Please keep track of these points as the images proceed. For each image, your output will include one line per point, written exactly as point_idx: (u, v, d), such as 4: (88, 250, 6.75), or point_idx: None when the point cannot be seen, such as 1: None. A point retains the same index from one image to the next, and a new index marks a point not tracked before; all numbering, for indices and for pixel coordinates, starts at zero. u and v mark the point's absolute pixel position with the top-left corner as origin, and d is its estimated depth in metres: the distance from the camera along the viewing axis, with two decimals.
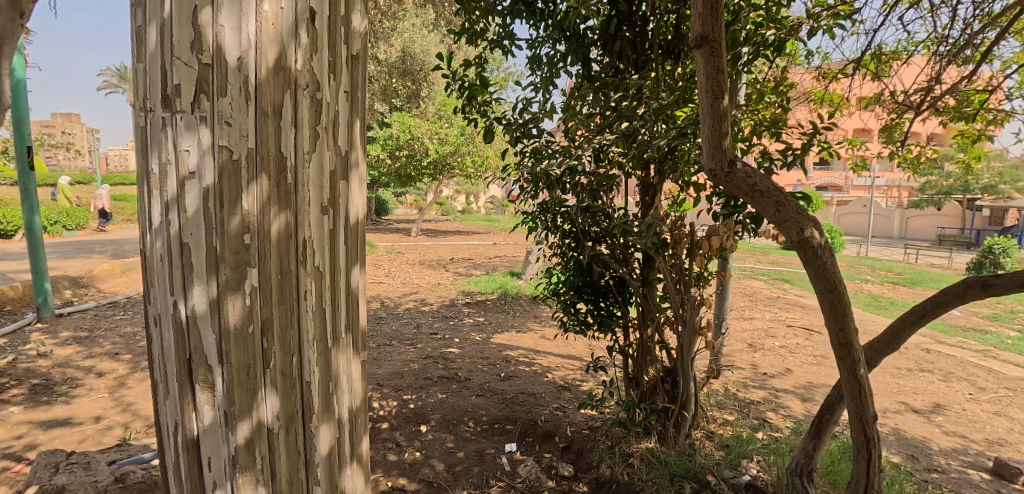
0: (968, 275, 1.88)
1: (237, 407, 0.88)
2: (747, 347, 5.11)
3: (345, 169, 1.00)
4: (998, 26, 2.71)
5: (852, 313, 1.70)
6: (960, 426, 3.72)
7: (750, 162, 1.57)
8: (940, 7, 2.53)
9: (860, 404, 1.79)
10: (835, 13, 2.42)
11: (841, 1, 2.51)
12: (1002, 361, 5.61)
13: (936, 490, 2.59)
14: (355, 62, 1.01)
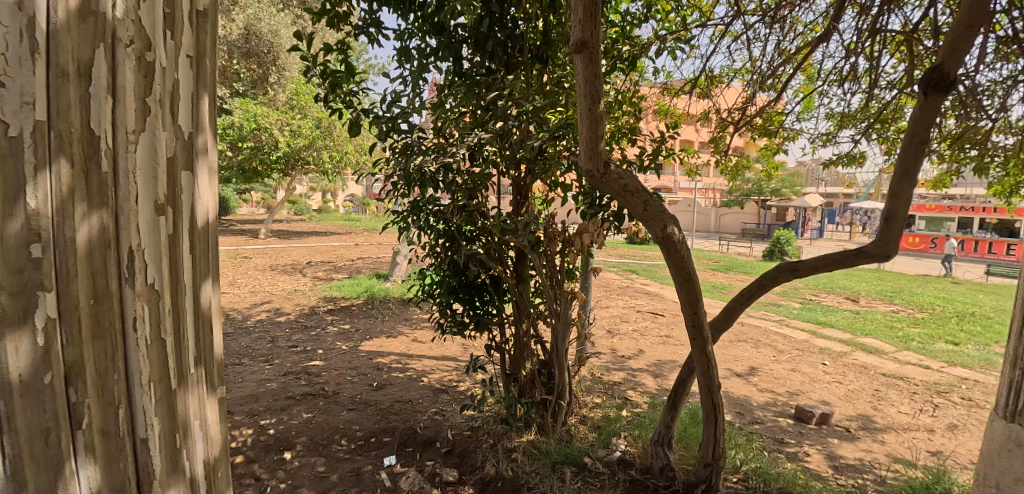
0: (780, 261, 2.22)
1: (31, 489, 0.67)
2: (606, 333, 5.55)
3: (189, 158, 0.85)
4: (793, 62, 3.31)
5: (703, 298, 1.91)
6: (770, 383, 4.48)
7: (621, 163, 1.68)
8: (755, 44, 3.00)
9: (708, 375, 2.02)
10: (676, 38, 2.76)
11: (682, 28, 2.84)
12: (794, 328, 6.91)
13: (759, 439, 3.07)
14: (199, 21, 0.86)
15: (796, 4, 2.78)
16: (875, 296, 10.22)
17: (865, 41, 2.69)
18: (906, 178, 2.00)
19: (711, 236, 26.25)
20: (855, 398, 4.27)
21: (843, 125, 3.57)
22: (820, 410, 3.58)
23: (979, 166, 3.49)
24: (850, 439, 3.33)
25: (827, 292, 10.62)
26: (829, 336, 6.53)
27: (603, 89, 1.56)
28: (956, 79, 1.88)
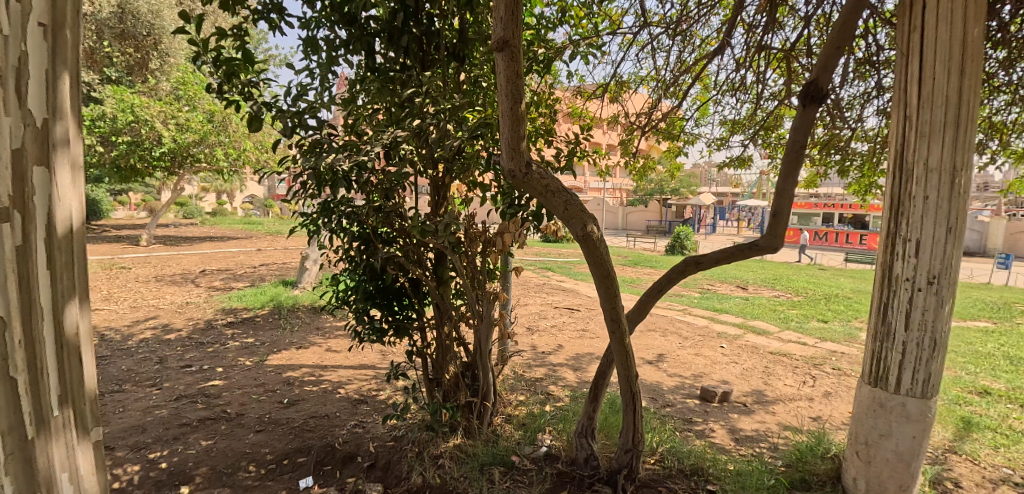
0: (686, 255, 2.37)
1: None
2: (526, 331, 5.62)
3: (46, 169, 0.79)
4: (692, 73, 3.57)
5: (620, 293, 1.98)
6: (678, 368, 4.79)
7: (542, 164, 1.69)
8: (658, 53, 3.21)
9: (626, 365, 2.09)
10: (588, 44, 2.88)
11: (593, 35, 2.96)
12: (695, 316, 7.47)
13: (671, 421, 3.27)
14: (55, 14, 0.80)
15: (694, 20, 2.99)
16: (761, 283, 11.36)
17: (753, 55, 2.97)
18: (788, 179, 2.21)
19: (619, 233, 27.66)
20: (749, 376, 4.69)
21: (734, 131, 3.91)
22: (722, 389, 3.89)
23: (842, 168, 3.99)
24: (747, 413, 3.64)
25: (721, 281, 11.63)
26: (726, 322, 7.14)
27: (524, 89, 1.58)
28: (828, 91, 2.11)
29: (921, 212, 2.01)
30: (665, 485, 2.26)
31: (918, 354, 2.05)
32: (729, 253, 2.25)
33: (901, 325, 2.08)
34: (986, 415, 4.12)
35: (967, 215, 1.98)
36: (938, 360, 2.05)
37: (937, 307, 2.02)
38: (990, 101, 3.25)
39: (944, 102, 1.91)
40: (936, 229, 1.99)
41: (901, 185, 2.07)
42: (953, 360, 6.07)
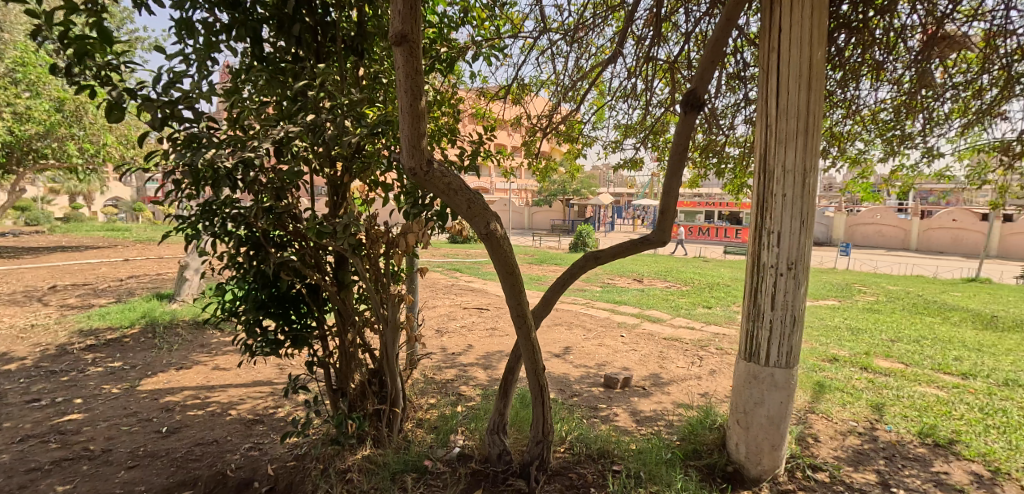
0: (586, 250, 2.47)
1: None
2: (435, 333, 5.54)
3: None
4: (590, 78, 3.75)
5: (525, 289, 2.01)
6: (583, 359, 5.01)
7: (444, 162, 1.68)
8: (557, 57, 3.35)
9: (533, 358, 2.13)
10: (491, 46, 2.92)
11: (495, 36, 3.01)
12: (597, 309, 7.87)
13: (578, 409, 3.41)
14: None
15: (590, 28, 3.15)
16: (654, 276, 12.25)
17: (643, 65, 3.19)
18: (673, 178, 2.39)
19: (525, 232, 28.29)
20: (647, 361, 5.04)
21: (627, 135, 4.18)
22: (623, 375, 4.13)
23: (719, 170, 4.44)
24: (646, 395, 3.91)
25: (620, 275, 12.36)
26: (625, 312, 7.61)
27: (424, 86, 1.56)
28: (705, 99, 2.32)
29: (781, 208, 2.28)
30: (575, 471, 2.35)
31: (781, 329, 2.33)
32: (624, 247, 2.39)
33: (767, 305, 2.35)
34: (836, 378, 4.81)
35: (816, 210, 2.28)
36: (797, 334, 2.35)
37: (795, 289, 2.31)
38: (831, 113, 3.80)
39: (797, 113, 2.22)
40: (793, 222, 2.27)
41: (765, 185, 2.34)
42: (811, 334, 7.00)
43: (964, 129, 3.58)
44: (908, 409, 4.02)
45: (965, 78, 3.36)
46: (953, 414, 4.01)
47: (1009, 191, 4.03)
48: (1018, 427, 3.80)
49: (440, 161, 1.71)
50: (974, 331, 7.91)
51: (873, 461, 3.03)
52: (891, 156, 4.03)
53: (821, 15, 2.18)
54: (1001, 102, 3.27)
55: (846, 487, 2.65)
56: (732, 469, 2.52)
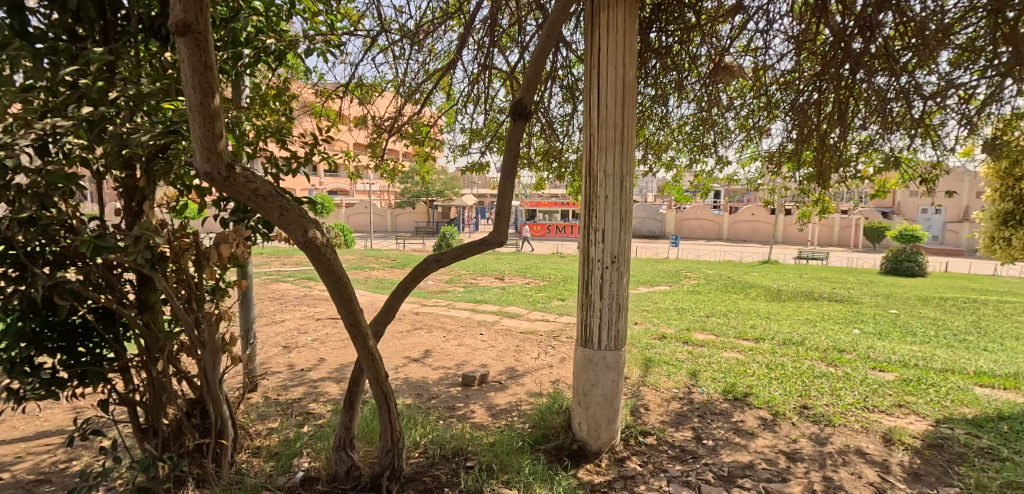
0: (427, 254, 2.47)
1: None
2: (282, 349, 5.08)
3: None
4: (436, 81, 3.76)
5: (356, 297, 1.94)
6: (442, 360, 5.01)
7: (249, 166, 1.58)
8: (400, 57, 3.30)
9: (374, 366, 2.07)
10: (326, 41, 2.76)
11: (331, 30, 2.86)
12: (458, 309, 7.94)
13: (435, 412, 3.41)
14: None
15: (430, 31, 3.14)
16: (514, 273, 12.75)
17: (482, 72, 3.30)
18: (506, 182, 2.52)
19: (385, 236, 27.38)
20: (504, 356, 5.22)
21: (474, 140, 4.27)
22: (480, 372, 4.23)
23: (560, 173, 4.77)
24: (502, 389, 4.05)
25: (481, 274, 12.62)
26: (484, 310, 7.79)
27: (219, 83, 1.44)
28: (530, 109, 2.50)
29: (604, 208, 2.55)
30: (429, 474, 2.35)
31: (609, 315, 2.61)
32: (464, 249, 2.44)
33: (596, 295, 2.61)
34: (664, 353, 5.51)
35: (632, 210, 2.58)
36: (622, 319, 2.64)
37: (618, 279, 2.60)
38: (648, 124, 4.34)
39: (614, 124, 2.50)
40: (613, 221, 2.55)
41: (589, 187, 2.58)
42: (646, 317, 7.91)
43: (746, 141, 4.36)
44: (717, 373, 4.77)
45: (741, 100, 4.09)
46: (748, 372, 4.87)
47: (778, 191, 5.00)
48: (791, 377, 4.76)
49: (244, 165, 1.59)
50: (765, 303, 9.68)
51: (690, 421, 3.54)
52: (695, 162, 4.73)
53: (631, 39, 2.49)
54: (767, 119, 4.04)
55: (669, 446, 3.06)
56: (576, 447, 2.75)
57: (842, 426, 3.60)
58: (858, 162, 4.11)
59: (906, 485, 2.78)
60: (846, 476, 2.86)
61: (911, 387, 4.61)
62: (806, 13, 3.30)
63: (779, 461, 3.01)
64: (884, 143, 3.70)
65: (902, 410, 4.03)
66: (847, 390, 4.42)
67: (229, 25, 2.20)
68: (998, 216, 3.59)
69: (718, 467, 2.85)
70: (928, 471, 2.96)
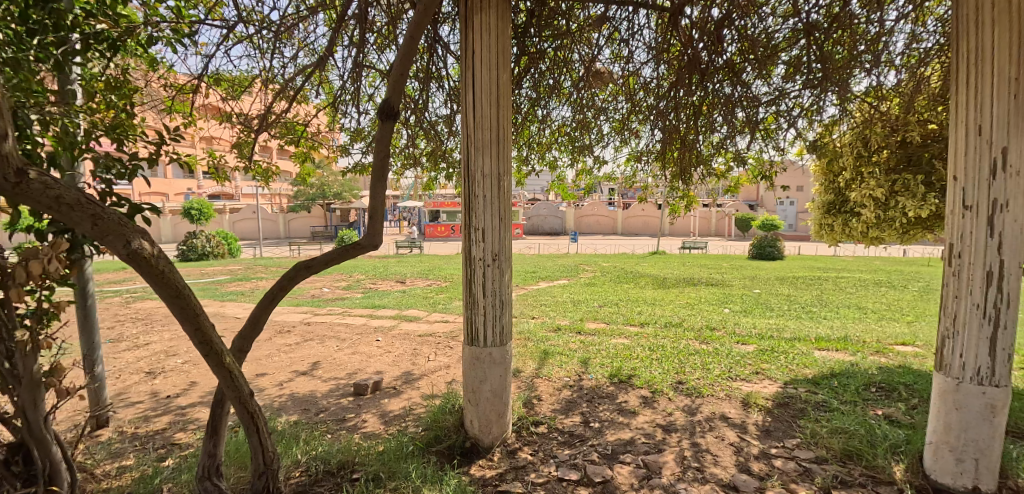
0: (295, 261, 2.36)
1: None
2: (144, 376, 4.51)
3: None
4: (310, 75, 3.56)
5: (203, 311, 1.81)
6: (333, 371, 4.78)
7: (50, 173, 1.50)
8: (266, 50, 3.08)
9: (235, 386, 1.93)
10: (174, 30, 2.50)
11: (181, 18, 2.59)
12: (354, 316, 7.60)
13: (322, 427, 3.25)
14: None
15: (297, 24, 2.96)
16: (416, 275, 12.50)
17: (358, 71, 3.19)
18: (379, 183, 2.48)
19: (273, 244, 25.38)
20: (400, 361, 5.09)
21: (356, 140, 4.12)
22: (373, 380, 4.11)
23: (449, 173, 4.76)
24: (396, 395, 3.96)
25: (381, 278, 12.20)
26: (382, 316, 7.54)
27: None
28: (399, 109, 2.49)
29: (483, 208, 2.60)
30: None
31: (493, 313, 2.68)
32: (337, 253, 2.36)
33: (480, 293, 2.66)
34: (558, 345, 5.75)
35: (510, 209, 2.68)
36: (506, 315, 2.73)
37: (499, 277, 2.67)
38: (532, 126, 4.50)
39: (490, 126, 2.56)
40: (492, 220, 2.62)
41: (468, 187, 2.62)
42: (544, 310, 8.18)
43: (621, 142, 4.69)
44: (606, 359, 5.09)
45: (613, 102, 4.38)
46: (633, 356, 5.24)
47: (652, 188, 5.44)
48: (670, 356, 5.21)
49: (46, 173, 1.52)
50: (650, 291, 10.49)
51: (579, 406, 3.74)
52: (577, 161, 4.98)
53: (504, 42, 2.56)
54: (638, 122, 4.38)
55: (558, 433, 3.21)
56: (469, 444, 2.82)
57: (709, 396, 4.04)
58: (715, 160, 4.61)
59: (758, 441, 3.19)
60: (710, 440, 3.21)
61: (767, 356, 5.27)
62: (663, 26, 3.63)
63: (655, 434, 3.30)
64: (733, 144, 4.18)
65: (758, 376, 4.60)
66: (715, 363, 4.96)
67: (45, 6, 1.90)
68: (823, 206, 4.15)
69: (603, 446, 3.05)
70: (775, 427, 3.42)
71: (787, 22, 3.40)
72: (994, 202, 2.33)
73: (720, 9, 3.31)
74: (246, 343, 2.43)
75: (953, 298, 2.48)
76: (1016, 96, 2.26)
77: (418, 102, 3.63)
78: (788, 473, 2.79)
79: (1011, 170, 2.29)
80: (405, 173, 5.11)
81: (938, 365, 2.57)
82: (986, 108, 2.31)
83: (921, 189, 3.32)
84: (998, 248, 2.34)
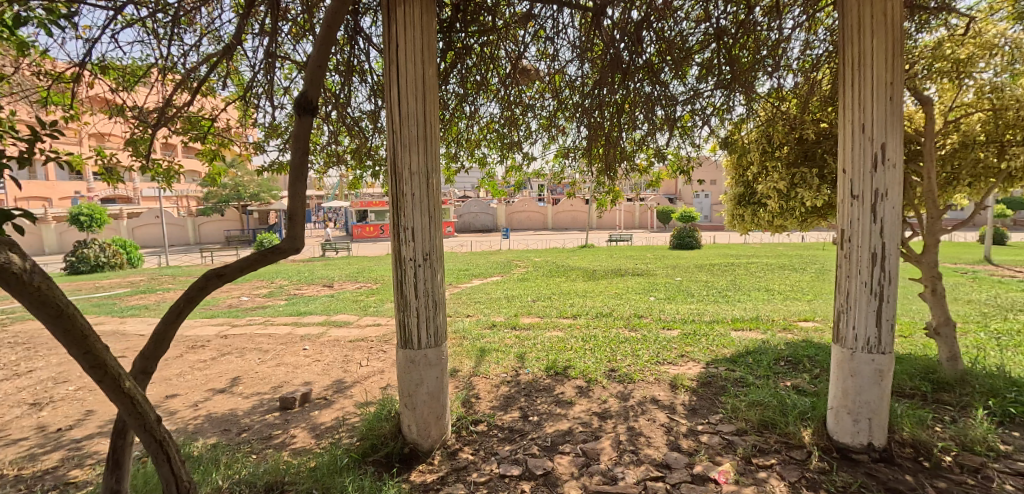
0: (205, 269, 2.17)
1: None
2: (28, 408, 3.97)
3: None
4: (215, 67, 3.28)
5: (93, 331, 1.64)
6: (256, 385, 4.46)
7: None
8: (164, 37, 2.80)
9: (138, 413, 1.79)
10: (48, 11, 2.20)
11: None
12: (277, 325, 7.16)
13: (245, 447, 3.02)
14: None
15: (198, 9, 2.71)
16: (344, 278, 12.00)
17: (271, 62, 2.97)
18: (299, 182, 2.33)
19: (183, 251, 23.36)
20: (330, 369, 4.86)
21: (272, 136, 3.87)
22: (301, 392, 3.88)
23: (375, 172, 4.60)
24: (327, 405, 3.78)
25: (307, 283, 11.59)
26: (308, 323, 7.16)
27: None
28: (318, 103, 2.35)
29: (412, 206, 2.53)
30: None
31: (426, 313, 2.62)
32: (254, 259, 2.20)
33: (412, 294, 2.59)
34: (494, 341, 5.75)
35: (440, 207, 2.62)
36: (440, 316, 2.68)
37: (431, 277, 2.62)
38: (460, 122, 4.44)
39: (417, 122, 2.49)
40: (422, 219, 2.55)
41: (395, 185, 2.54)
42: (479, 308, 8.16)
43: (548, 139, 4.75)
44: (541, 353, 5.15)
45: (539, 99, 4.43)
46: (568, 347, 5.35)
47: (579, 183, 5.58)
48: (602, 346, 5.38)
49: None
50: (581, 283, 10.79)
51: (517, 401, 3.76)
52: (505, 158, 4.99)
53: (429, 35, 2.50)
54: (565, 119, 4.46)
55: (497, 429, 3.21)
56: (408, 450, 2.74)
57: (640, 381, 4.21)
58: (638, 156, 4.80)
59: (685, 420, 3.37)
60: (643, 423, 3.34)
61: (690, 339, 5.59)
62: (586, 26, 3.72)
63: (592, 421, 3.38)
64: (653, 140, 4.37)
65: (683, 359, 4.86)
66: (644, 349, 5.18)
67: None
68: (734, 198, 4.45)
69: (542, 439, 3.08)
70: (700, 405, 3.63)
71: (700, 26, 3.59)
72: (876, 191, 2.61)
73: (640, 11, 3.43)
74: (150, 362, 2.20)
75: (846, 278, 2.74)
76: (890, 100, 2.55)
77: (339, 97, 3.46)
78: (713, 447, 2.97)
79: (888, 164, 2.58)
80: (327, 171, 4.87)
81: (835, 338, 2.83)
82: (868, 108, 2.58)
83: (817, 181, 3.66)
84: (881, 232, 2.62)
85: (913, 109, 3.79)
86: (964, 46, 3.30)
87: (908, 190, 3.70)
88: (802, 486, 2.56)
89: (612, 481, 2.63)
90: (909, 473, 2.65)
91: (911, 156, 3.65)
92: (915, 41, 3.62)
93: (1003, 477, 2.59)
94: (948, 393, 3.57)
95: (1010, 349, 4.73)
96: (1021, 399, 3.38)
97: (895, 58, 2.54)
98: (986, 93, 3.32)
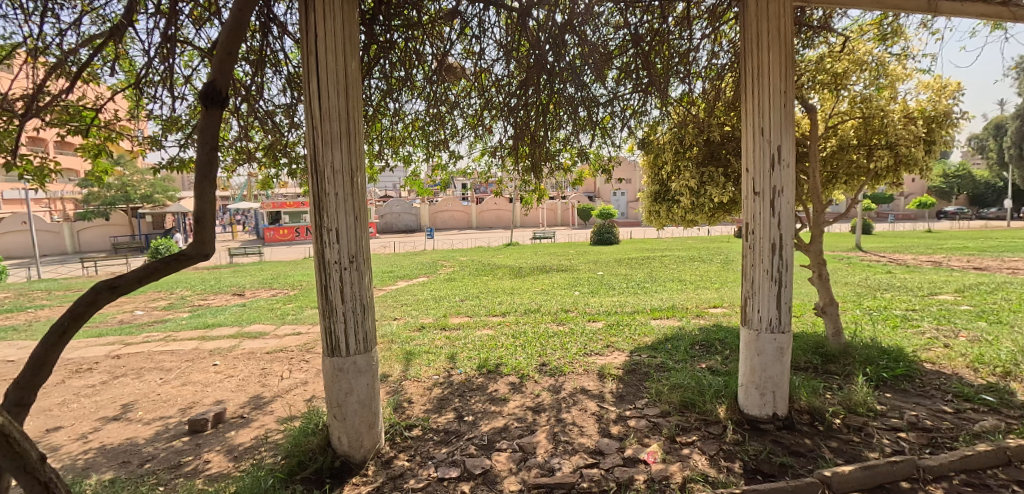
0: (93, 282, 1.92)
1: None
2: None
3: None
4: (96, 50, 2.91)
5: None
6: (159, 409, 4.03)
7: None
8: (34, 18, 2.45)
9: (14, 453, 1.56)
10: None
11: None
12: (180, 340, 6.51)
13: (150, 479, 2.72)
14: None
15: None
16: (257, 285, 11.20)
17: (169, 47, 2.69)
18: (206, 181, 2.14)
19: (61, 261, 20.61)
20: (246, 384, 4.51)
21: (170, 130, 3.51)
22: (214, 412, 3.56)
23: (292, 170, 4.32)
24: (245, 424, 3.50)
25: (214, 292, 10.65)
26: (217, 335, 6.59)
27: None
28: (228, 94, 2.17)
29: (335, 207, 2.41)
30: None
31: (354, 318, 2.51)
32: (155, 267, 1.98)
33: (338, 300, 2.46)
34: (424, 343, 5.63)
35: (366, 207, 2.52)
36: (368, 320, 2.57)
37: (359, 279, 2.51)
38: (383, 119, 4.30)
39: (339, 117, 2.37)
40: (347, 219, 2.44)
41: (317, 185, 2.39)
42: (406, 310, 7.96)
43: (474, 137, 4.74)
44: (473, 352, 5.13)
45: (464, 96, 4.39)
46: (499, 345, 5.38)
47: (506, 182, 5.60)
48: (532, 341, 5.45)
49: None
50: (508, 281, 10.91)
51: (450, 402, 3.71)
52: (430, 156, 4.90)
53: (351, 29, 2.39)
54: (490, 118, 4.46)
55: (433, 432, 3.15)
56: (339, 464, 2.62)
57: (570, 373, 4.32)
58: (561, 155, 4.91)
59: (614, 407, 3.51)
60: (576, 413, 3.43)
61: (614, 330, 5.83)
62: (511, 26, 3.75)
63: (527, 416, 3.42)
64: (577, 140, 4.51)
65: (609, 349, 5.06)
66: (572, 342, 5.32)
67: None
68: (651, 195, 4.67)
69: (479, 438, 3.07)
70: (627, 392, 3.80)
71: (618, 32, 3.74)
72: (774, 188, 2.86)
73: (562, 13, 3.50)
74: (27, 393, 1.92)
75: (750, 267, 2.98)
76: (784, 106, 2.81)
77: (250, 90, 3.21)
78: (641, 430, 3.11)
79: (784, 163, 2.84)
80: (235, 170, 4.50)
81: (743, 321, 3.07)
82: (766, 113, 2.82)
83: (722, 179, 3.95)
84: (778, 224, 2.88)
85: (801, 116, 4.18)
86: (841, 61, 3.69)
87: (797, 187, 4.08)
88: (721, 458, 2.76)
89: (549, 472, 2.68)
90: (808, 437, 2.93)
91: (800, 157, 4.04)
92: (802, 55, 4.01)
93: (882, 433, 2.96)
94: (834, 364, 4.01)
95: (881, 322, 5.43)
96: (890, 365, 3.88)
97: (789, 66, 2.79)
98: (857, 103, 3.74)
